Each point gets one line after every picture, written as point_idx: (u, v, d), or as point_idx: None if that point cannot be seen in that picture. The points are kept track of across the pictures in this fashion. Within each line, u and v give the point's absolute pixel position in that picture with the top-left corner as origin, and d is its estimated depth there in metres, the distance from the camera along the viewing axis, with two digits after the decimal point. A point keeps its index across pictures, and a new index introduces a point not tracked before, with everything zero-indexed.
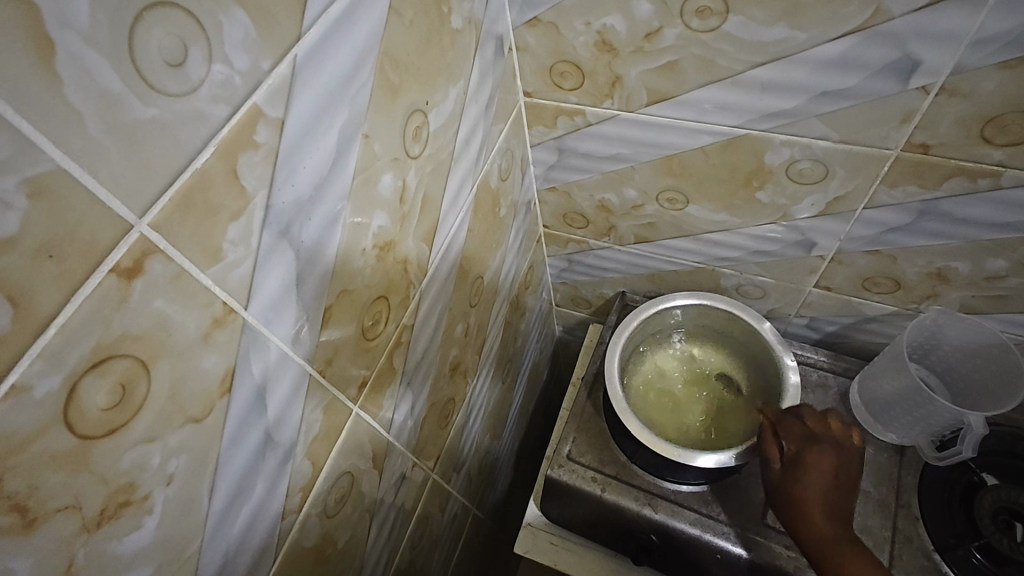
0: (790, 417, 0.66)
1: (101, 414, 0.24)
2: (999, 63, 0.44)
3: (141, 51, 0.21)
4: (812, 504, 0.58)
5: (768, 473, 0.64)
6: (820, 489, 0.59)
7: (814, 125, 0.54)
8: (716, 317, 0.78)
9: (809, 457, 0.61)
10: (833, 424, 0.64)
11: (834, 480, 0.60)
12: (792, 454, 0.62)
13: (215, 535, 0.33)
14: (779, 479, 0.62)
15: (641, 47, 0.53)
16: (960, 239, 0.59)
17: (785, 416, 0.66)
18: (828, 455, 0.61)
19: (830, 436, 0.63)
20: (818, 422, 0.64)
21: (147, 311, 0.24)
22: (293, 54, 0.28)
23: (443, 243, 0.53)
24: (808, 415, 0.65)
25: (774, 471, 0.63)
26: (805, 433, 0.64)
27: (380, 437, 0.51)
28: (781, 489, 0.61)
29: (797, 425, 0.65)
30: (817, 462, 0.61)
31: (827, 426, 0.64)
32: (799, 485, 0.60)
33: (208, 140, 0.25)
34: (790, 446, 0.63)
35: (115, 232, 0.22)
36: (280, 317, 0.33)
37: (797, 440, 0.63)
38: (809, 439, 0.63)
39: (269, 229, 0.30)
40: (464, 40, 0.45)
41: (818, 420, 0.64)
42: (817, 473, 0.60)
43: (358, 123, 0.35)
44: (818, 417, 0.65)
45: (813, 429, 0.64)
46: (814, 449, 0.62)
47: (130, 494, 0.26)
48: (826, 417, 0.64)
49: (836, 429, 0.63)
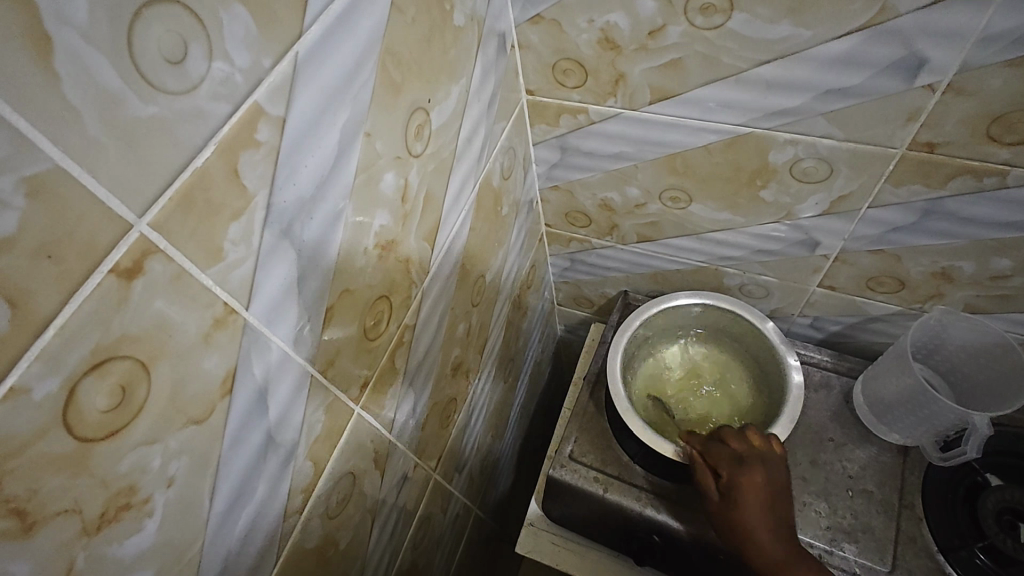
0: (716, 442, 0.65)
1: (101, 417, 0.23)
2: (1006, 60, 0.44)
3: (141, 48, 0.21)
4: (758, 531, 0.59)
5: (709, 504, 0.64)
6: (760, 513, 0.60)
7: (819, 123, 0.54)
8: (724, 317, 0.77)
9: (742, 482, 0.61)
10: (753, 439, 0.64)
11: (768, 499, 0.60)
12: (726, 481, 0.62)
13: (216, 537, 0.33)
14: (721, 511, 0.62)
15: (644, 45, 0.52)
16: (965, 239, 0.59)
17: (709, 441, 0.66)
18: (758, 474, 0.61)
19: (754, 453, 0.63)
20: (741, 441, 0.64)
21: (147, 312, 0.24)
22: (295, 51, 0.28)
23: (444, 242, 0.53)
24: (729, 436, 0.65)
25: (715, 503, 0.63)
26: (732, 455, 0.63)
27: (381, 437, 0.51)
28: (726, 522, 0.61)
29: (722, 449, 0.64)
30: (750, 484, 0.61)
31: (748, 442, 0.64)
32: (740, 516, 0.60)
33: (208, 138, 0.25)
34: (722, 473, 0.63)
35: (114, 232, 0.22)
36: (282, 317, 0.33)
37: (726, 464, 0.63)
38: (738, 461, 0.62)
39: (271, 228, 0.30)
40: (466, 37, 0.45)
41: (738, 438, 0.64)
42: (753, 499, 0.60)
43: (359, 121, 0.35)
44: (737, 435, 0.65)
45: (738, 449, 0.63)
46: (742, 471, 0.62)
47: (130, 497, 0.26)
48: (744, 434, 0.65)
49: (758, 444, 0.64)
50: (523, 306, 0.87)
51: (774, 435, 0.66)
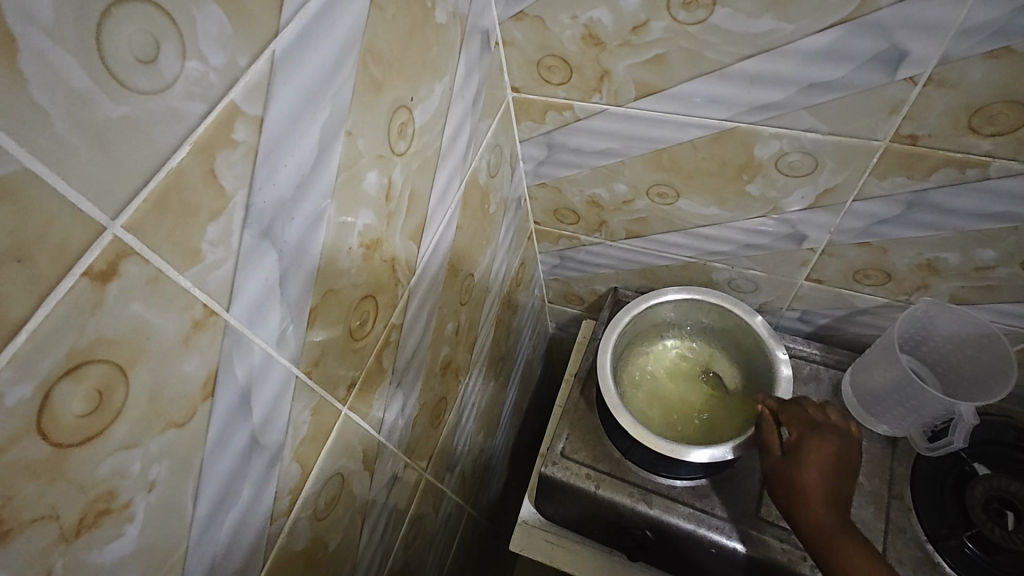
0: (793, 405, 0.66)
1: (77, 422, 0.23)
2: (986, 52, 0.44)
3: (110, 47, 0.21)
4: (813, 491, 0.60)
5: (765, 457, 0.65)
6: (820, 475, 0.60)
7: (803, 117, 0.54)
8: (712, 312, 0.78)
9: (811, 444, 0.62)
10: (833, 414, 0.66)
11: (833, 468, 0.61)
12: (795, 441, 0.63)
13: (200, 541, 0.33)
14: (778, 466, 0.63)
15: (628, 40, 0.52)
16: (949, 230, 0.59)
17: (787, 403, 0.67)
18: (828, 445, 0.62)
19: (831, 426, 0.64)
20: (819, 413, 0.65)
21: (123, 314, 0.24)
22: (271, 50, 0.28)
23: (431, 242, 0.52)
24: (810, 405, 0.66)
25: (773, 458, 0.63)
26: (807, 420, 0.64)
27: (371, 437, 0.51)
28: (779, 477, 0.62)
29: (798, 413, 0.65)
30: (818, 449, 0.62)
31: (827, 415, 0.65)
32: (800, 473, 0.61)
33: (184, 138, 0.24)
34: (792, 434, 0.64)
35: (86, 235, 0.22)
36: (264, 319, 0.32)
37: (801, 426, 0.64)
38: (812, 427, 0.64)
39: (250, 229, 0.30)
40: (449, 35, 0.45)
41: (818, 410, 0.66)
42: (816, 460, 0.61)
43: (340, 120, 0.35)
44: (818, 407, 0.66)
45: (815, 418, 0.65)
46: (816, 436, 0.63)
47: (110, 502, 0.26)
48: (825, 407, 0.66)
49: (836, 419, 0.65)
50: (514, 304, 0.87)
51: (853, 419, 0.67)
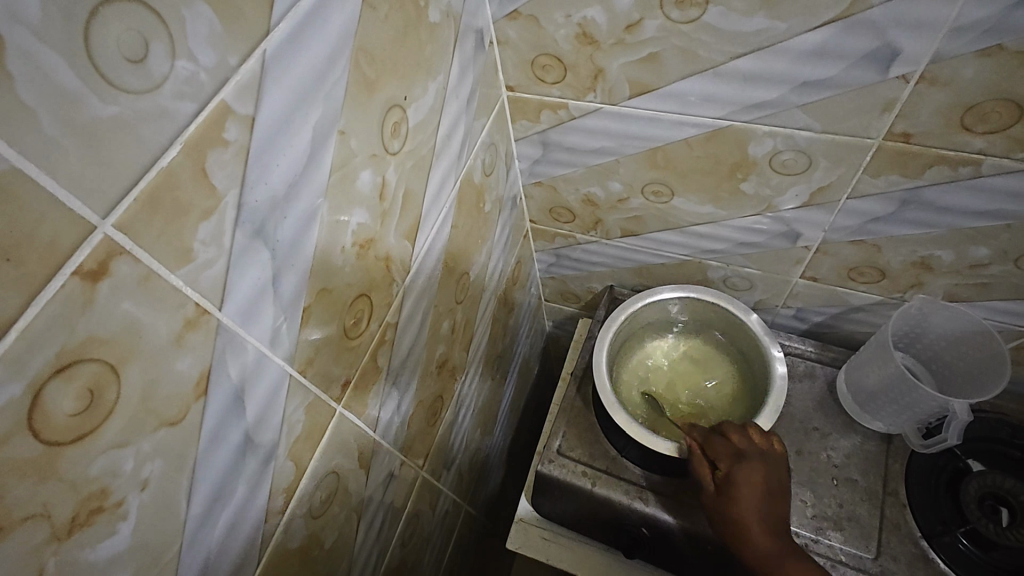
0: (718, 436, 0.65)
1: (68, 420, 0.23)
2: (978, 50, 0.44)
3: (98, 47, 0.21)
4: (749, 523, 0.58)
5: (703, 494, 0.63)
6: (754, 505, 0.59)
7: (797, 115, 0.54)
8: (719, 314, 0.77)
9: (740, 475, 0.61)
10: (754, 436, 0.64)
11: (766, 495, 0.60)
12: (725, 473, 0.61)
13: (194, 540, 0.33)
14: (715, 504, 0.61)
15: (622, 39, 0.52)
16: (943, 228, 0.60)
17: (711, 436, 0.65)
18: (756, 472, 0.61)
19: (754, 450, 0.63)
20: (743, 438, 0.64)
21: (115, 313, 0.24)
22: (262, 49, 0.28)
23: (425, 241, 0.52)
24: (731, 432, 0.65)
25: (711, 496, 0.62)
26: (732, 450, 0.63)
27: (366, 436, 0.51)
28: (719, 515, 0.61)
29: (723, 444, 0.64)
30: (747, 479, 0.60)
31: (749, 439, 0.64)
32: (736, 508, 0.59)
33: (174, 137, 0.24)
34: (721, 467, 0.62)
35: (77, 233, 0.22)
36: (257, 318, 0.33)
37: (727, 457, 0.62)
38: (737, 456, 0.62)
39: (242, 228, 0.30)
40: (442, 34, 0.45)
41: (741, 435, 0.65)
42: (748, 492, 0.60)
43: (333, 119, 0.35)
44: (739, 432, 0.65)
45: (739, 445, 0.63)
46: (741, 465, 0.61)
47: (103, 500, 0.26)
48: (745, 431, 0.65)
49: (759, 442, 0.64)
50: (510, 302, 0.87)
51: (775, 438, 0.66)
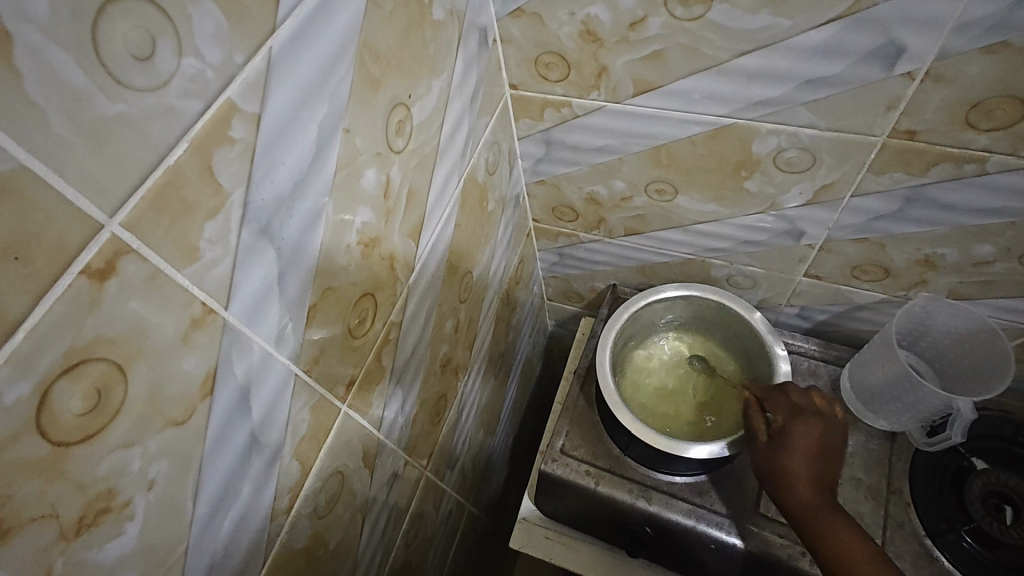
0: (777, 392, 0.66)
1: (76, 420, 0.23)
2: (983, 47, 0.44)
3: (106, 44, 0.21)
4: (797, 473, 0.58)
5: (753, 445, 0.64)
6: (806, 459, 0.59)
7: (801, 113, 0.54)
8: (746, 329, 0.76)
9: (796, 428, 0.61)
10: (818, 399, 0.64)
11: (821, 453, 0.60)
12: (781, 427, 0.62)
13: (200, 540, 0.33)
14: (765, 453, 0.61)
15: (626, 37, 0.52)
16: (947, 225, 0.59)
17: (772, 391, 0.66)
18: (815, 428, 0.61)
19: (815, 409, 0.63)
20: (804, 398, 0.64)
21: (122, 313, 0.24)
22: (268, 47, 0.28)
23: (429, 240, 0.52)
24: (793, 390, 0.65)
25: (760, 445, 0.62)
26: (792, 405, 0.63)
27: (370, 435, 0.51)
28: (767, 463, 0.61)
29: (783, 399, 0.64)
30: (804, 433, 0.60)
31: (810, 400, 0.64)
32: (787, 458, 0.59)
33: (180, 136, 0.24)
34: (776, 420, 0.63)
35: (84, 233, 0.21)
36: (262, 316, 0.32)
37: (784, 411, 0.63)
38: (796, 412, 0.62)
39: (248, 227, 0.29)
40: (446, 32, 0.44)
41: (803, 395, 0.65)
42: (802, 445, 0.60)
43: (338, 117, 0.34)
44: (801, 392, 0.65)
45: (798, 403, 0.64)
46: (801, 421, 0.61)
47: (110, 501, 0.25)
48: (809, 392, 0.65)
49: (821, 404, 0.64)
50: (513, 301, 0.87)
51: (839, 404, 0.65)
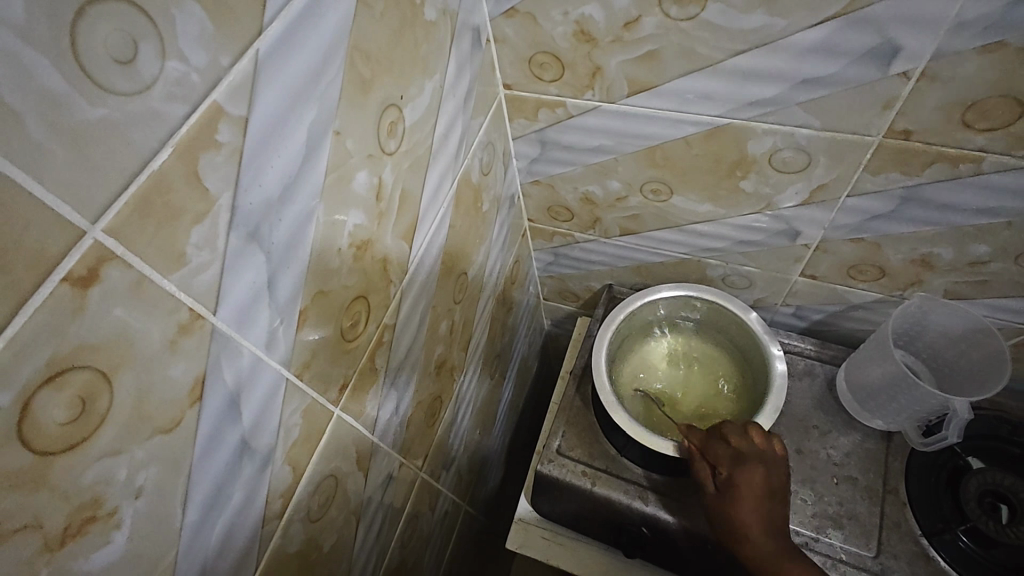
0: (716, 439, 0.64)
1: (60, 429, 0.23)
2: (979, 47, 0.44)
3: (86, 48, 0.20)
4: (749, 527, 0.58)
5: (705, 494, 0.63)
6: (754, 508, 0.59)
7: (797, 113, 0.54)
8: (750, 339, 0.75)
9: (740, 479, 0.60)
10: (754, 437, 0.63)
11: (766, 498, 0.60)
12: (726, 477, 0.61)
13: (190, 546, 0.32)
14: (715, 504, 0.61)
15: (620, 36, 0.52)
16: (942, 225, 0.59)
17: (711, 439, 0.64)
18: (757, 474, 0.60)
19: (754, 452, 0.62)
20: (741, 440, 0.63)
21: (106, 320, 0.23)
22: (255, 49, 0.27)
23: (423, 242, 0.52)
24: (731, 434, 0.64)
25: (712, 495, 0.62)
26: (732, 452, 0.62)
27: (364, 438, 0.50)
28: (720, 516, 0.61)
29: (722, 447, 0.63)
30: (748, 484, 0.60)
31: (749, 441, 0.63)
32: (735, 511, 0.59)
33: (165, 140, 0.24)
34: (721, 470, 0.62)
35: (67, 239, 0.21)
36: (252, 322, 0.32)
37: (726, 461, 0.62)
38: (738, 458, 0.62)
39: (237, 231, 0.29)
40: (439, 32, 0.44)
41: (740, 437, 0.63)
42: (749, 496, 0.59)
43: (328, 120, 0.34)
44: (739, 433, 0.64)
45: (738, 447, 0.62)
46: (742, 469, 0.60)
47: (96, 510, 0.25)
48: (745, 432, 0.64)
49: (759, 443, 0.63)
50: (508, 302, 0.87)
51: (775, 436, 0.65)
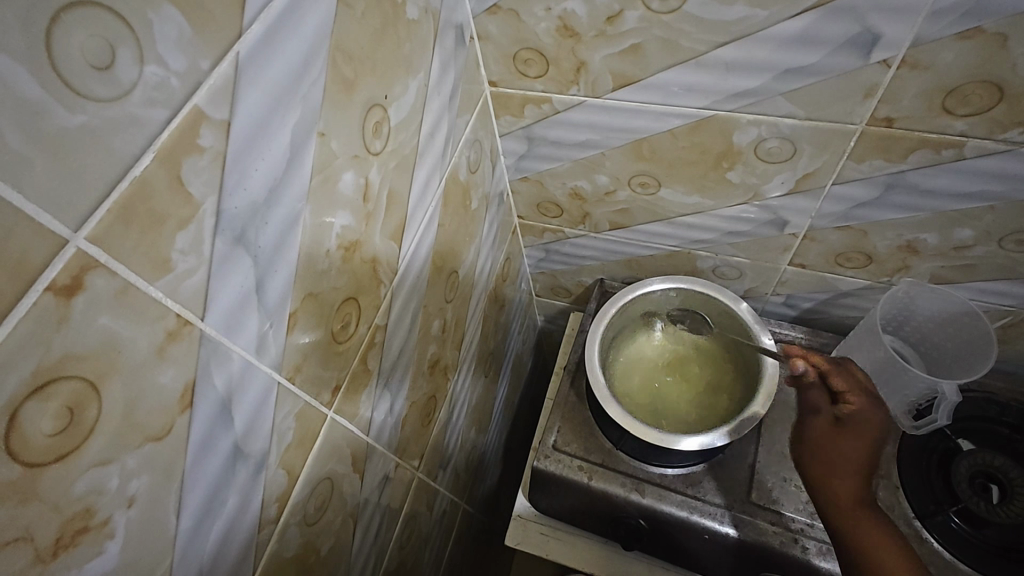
0: (843, 370, 0.62)
1: (48, 441, 0.22)
2: (957, 33, 0.44)
3: (61, 55, 0.20)
4: (848, 466, 0.55)
5: (811, 420, 0.60)
6: (866, 451, 0.56)
7: (780, 103, 0.54)
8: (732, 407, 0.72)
9: (868, 416, 0.57)
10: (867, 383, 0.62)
11: (879, 444, 0.57)
12: (851, 411, 0.58)
13: (186, 553, 0.32)
14: (826, 432, 0.58)
15: (603, 31, 0.52)
16: (927, 211, 0.60)
17: (838, 369, 0.62)
18: (875, 419, 0.58)
19: (874, 396, 0.61)
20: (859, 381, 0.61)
21: (92, 329, 0.23)
22: (235, 52, 0.27)
23: (412, 242, 0.52)
24: (857, 371, 0.62)
25: (822, 420, 0.59)
26: (861, 387, 0.60)
27: (359, 439, 0.50)
28: (821, 441, 0.57)
29: (852, 380, 0.61)
30: (874, 424, 0.57)
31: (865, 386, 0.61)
32: (848, 442, 0.56)
33: (147, 146, 0.24)
34: (851, 403, 0.59)
35: (47, 249, 0.21)
36: (241, 326, 0.32)
37: (859, 395, 0.59)
38: (870, 399, 0.59)
39: (222, 235, 0.29)
40: (421, 30, 0.44)
41: (864, 377, 0.62)
42: (869, 436, 0.57)
43: (312, 121, 0.34)
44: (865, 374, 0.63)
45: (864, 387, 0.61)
46: (881, 409, 0.59)
47: (88, 520, 0.25)
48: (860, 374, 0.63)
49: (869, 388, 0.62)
50: (500, 299, 0.86)
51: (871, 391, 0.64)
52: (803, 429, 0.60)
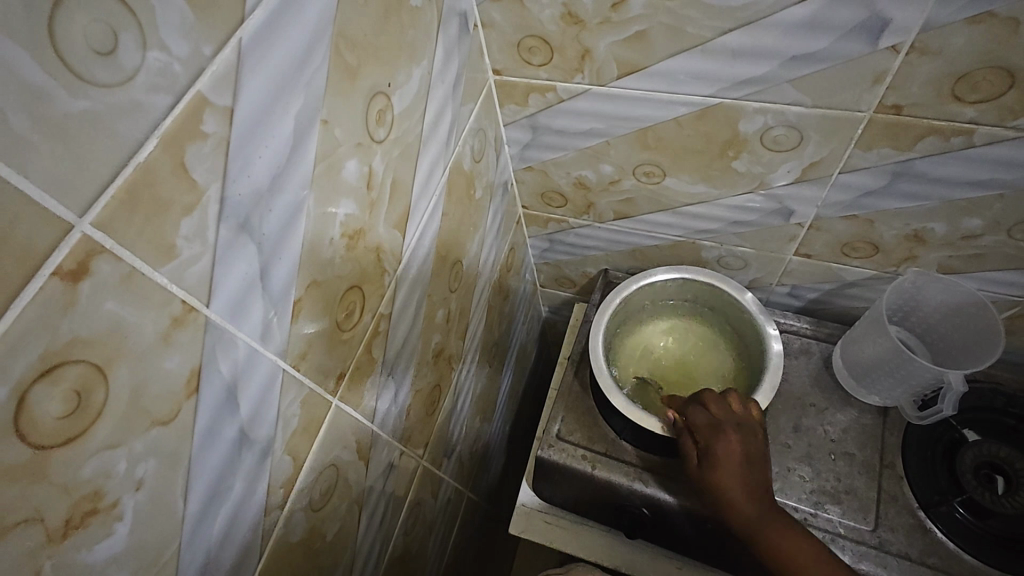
0: (696, 406, 0.65)
1: (56, 423, 0.23)
2: (968, 18, 0.44)
3: (64, 39, 0.20)
4: (735, 494, 0.58)
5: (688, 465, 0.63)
6: (736, 474, 0.59)
7: (788, 91, 0.54)
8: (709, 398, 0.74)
9: (718, 447, 0.60)
10: (733, 404, 0.65)
11: (746, 462, 0.59)
12: (707, 447, 0.61)
13: (193, 537, 0.33)
14: (699, 475, 0.61)
15: (608, 17, 0.51)
16: (936, 200, 0.59)
17: (691, 405, 0.65)
18: (735, 442, 0.60)
19: (731, 419, 0.62)
20: (721, 407, 0.64)
21: (98, 313, 0.23)
22: (238, 38, 0.27)
23: (416, 232, 0.52)
24: (710, 401, 0.64)
25: (695, 469, 0.62)
26: (711, 420, 0.62)
27: (364, 427, 0.51)
28: (704, 485, 0.60)
29: (703, 415, 0.63)
30: (728, 450, 0.60)
31: (728, 408, 0.64)
32: (716, 476, 0.59)
33: (151, 131, 0.24)
34: (700, 439, 0.62)
35: (53, 235, 0.21)
36: (246, 312, 0.32)
37: (705, 430, 0.62)
38: (716, 427, 0.62)
39: (226, 223, 0.29)
40: (424, 17, 0.44)
41: (721, 404, 0.64)
42: (730, 461, 0.59)
43: (315, 108, 0.34)
44: (717, 400, 0.64)
45: (719, 415, 0.63)
46: (720, 439, 0.60)
47: (97, 502, 0.25)
48: (724, 398, 0.65)
49: (738, 410, 0.64)
50: (504, 290, 0.87)
51: (755, 404, 0.65)
52: (688, 475, 0.63)
